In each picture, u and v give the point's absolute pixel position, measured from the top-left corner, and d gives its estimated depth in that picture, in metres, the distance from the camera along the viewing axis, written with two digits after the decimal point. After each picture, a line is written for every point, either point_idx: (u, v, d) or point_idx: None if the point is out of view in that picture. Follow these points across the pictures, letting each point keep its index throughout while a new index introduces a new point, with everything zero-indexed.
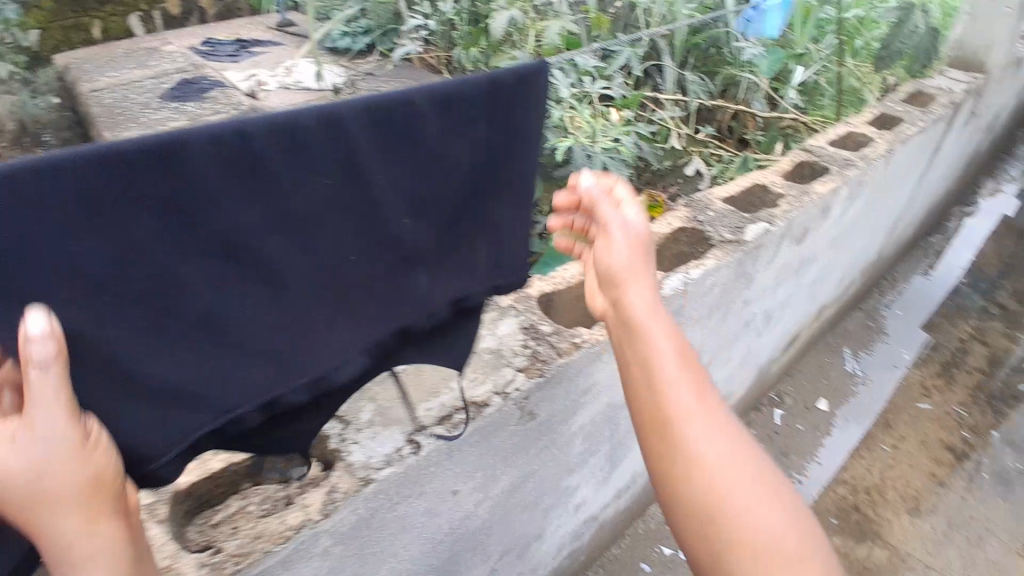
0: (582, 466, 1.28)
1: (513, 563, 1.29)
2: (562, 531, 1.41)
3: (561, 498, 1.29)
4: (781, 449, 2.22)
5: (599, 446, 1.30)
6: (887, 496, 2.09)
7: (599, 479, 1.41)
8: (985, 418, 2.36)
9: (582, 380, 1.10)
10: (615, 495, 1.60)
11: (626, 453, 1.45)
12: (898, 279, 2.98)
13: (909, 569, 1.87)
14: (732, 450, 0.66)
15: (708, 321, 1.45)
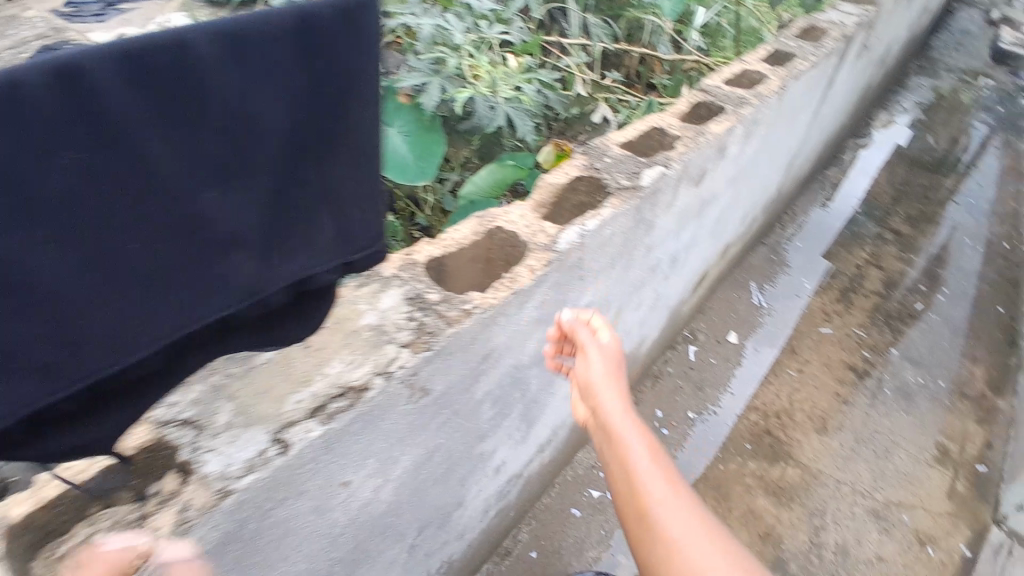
0: (495, 430, 1.24)
1: (433, 542, 1.22)
2: (482, 499, 1.36)
3: (477, 466, 1.23)
4: (698, 383, 2.27)
5: (511, 408, 1.26)
6: (796, 419, 2.20)
7: (515, 440, 1.37)
8: (883, 336, 2.53)
9: (480, 347, 1.00)
10: (539, 449, 1.57)
11: (540, 411, 1.42)
12: (798, 213, 3.11)
13: (820, 484, 2.00)
14: (696, 523, 0.76)
15: (611, 271, 1.39)
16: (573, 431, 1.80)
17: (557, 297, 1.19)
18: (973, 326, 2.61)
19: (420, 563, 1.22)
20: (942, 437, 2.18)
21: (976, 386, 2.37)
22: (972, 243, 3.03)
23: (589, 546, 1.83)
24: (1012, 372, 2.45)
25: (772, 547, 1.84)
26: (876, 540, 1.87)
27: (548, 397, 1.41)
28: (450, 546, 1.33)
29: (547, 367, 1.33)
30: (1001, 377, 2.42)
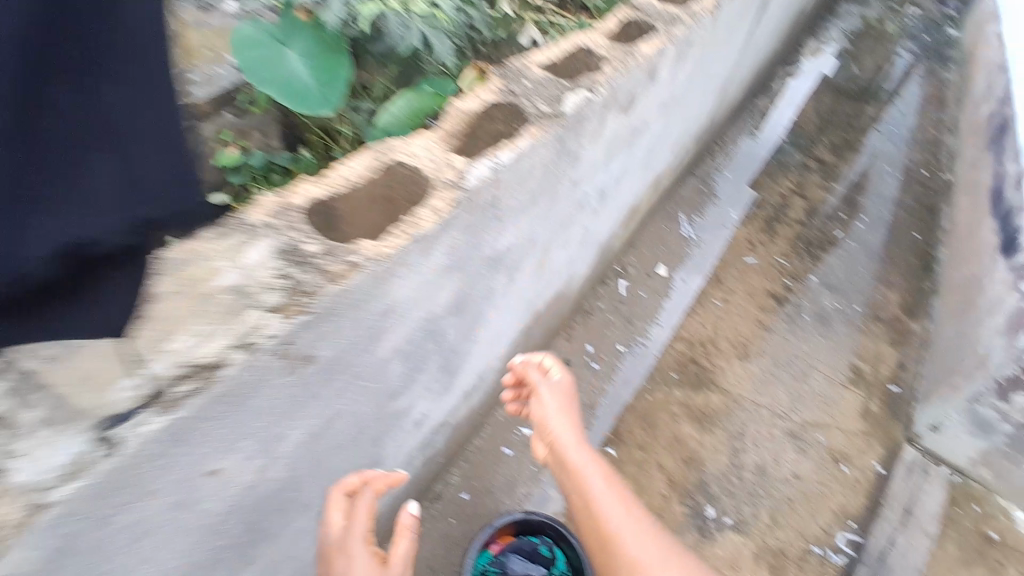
0: (410, 386, 1.16)
1: (351, 500, 1.19)
2: (405, 453, 1.31)
3: (392, 422, 1.17)
4: (628, 317, 2.27)
5: (428, 362, 1.18)
6: (720, 348, 2.26)
7: (438, 393, 1.31)
8: (803, 264, 2.62)
9: (374, 305, 0.89)
10: (466, 396, 1.52)
11: (464, 360, 1.36)
12: (728, 142, 3.08)
13: (740, 408, 2.09)
14: (617, 500, 1.20)
15: (531, 210, 1.28)
16: (502, 372, 1.76)
17: (471, 241, 1.08)
18: (887, 252, 2.73)
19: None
20: (855, 358, 2.33)
21: (890, 310, 2.52)
22: (894, 172, 3.11)
23: (521, 483, 1.83)
24: (923, 297, 2.59)
25: (695, 471, 1.92)
26: (793, 459, 1.99)
27: (471, 346, 1.35)
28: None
29: (466, 316, 1.25)
30: (914, 301, 2.56)
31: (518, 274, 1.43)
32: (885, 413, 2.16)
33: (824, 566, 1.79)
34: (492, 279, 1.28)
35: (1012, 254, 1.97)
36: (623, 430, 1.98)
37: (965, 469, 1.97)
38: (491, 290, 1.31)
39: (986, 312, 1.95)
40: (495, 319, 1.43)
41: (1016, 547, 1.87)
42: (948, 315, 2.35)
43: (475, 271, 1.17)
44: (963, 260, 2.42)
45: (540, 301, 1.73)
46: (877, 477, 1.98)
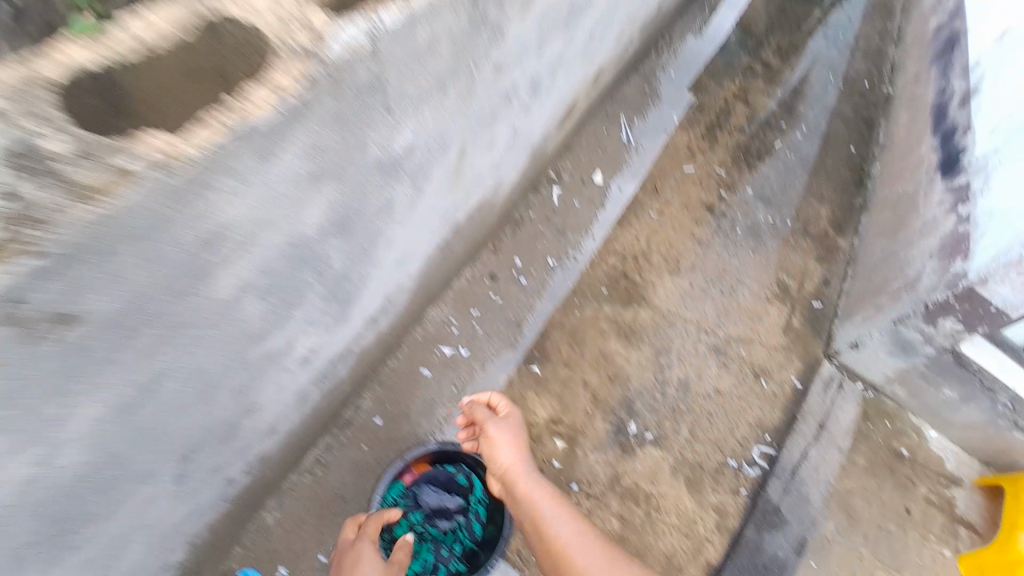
0: (282, 316, 1.01)
1: (220, 442, 1.08)
2: (290, 384, 1.19)
3: (262, 356, 1.03)
4: (560, 228, 2.11)
5: (303, 289, 1.02)
6: (652, 261, 2.16)
7: (325, 320, 1.16)
8: (740, 176, 2.52)
9: (178, 236, 0.70)
10: (369, 320, 1.38)
11: (356, 283, 1.20)
12: (674, 39, 2.84)
13: (669, 325, 2.04)
14: (573, 529, 1.27)
15: (444, 102, 1.09)
16: (417, 292, 1.58)
17: (343, 137, 0.86)
18: (821, 164, 2.68)
19: (207, 462, 1.08)
20: (782, 274, 2.33)
21: (820, 225, 2.51)
22: (836, 76, 2.99)
23: (440, 405, 1.73)
24: (854, 214, 2.58)
25: (620, 387, 1.88)
26: (715, 375, 2.00)
27: (363, 268, 1.19)
28: (254, 434, 1.18)
29: (351, 233, 1.07)
30: (844, 217, 2.55)
31: (428, 183, 1.23)
32: (806, 326, 2.22)
33: (738, 477, 1.84)
34: (385, 192, 1.09)
35: (951, 174, 1.90)
36: (549, 347, 1.89)
37: (878, 386, 2.05)
38: (388, 205, 1.13)
39: (920, 233, 1.95)
40: (398, 236, 1.25)
41: (928, 465, 1.97)
42: (880, 233, 2.34)
43: (354, 181, 0.97)
44: (900, 177, 2.38)
45: (461, 213, 1.54)
46: (793, 391, 2.05)
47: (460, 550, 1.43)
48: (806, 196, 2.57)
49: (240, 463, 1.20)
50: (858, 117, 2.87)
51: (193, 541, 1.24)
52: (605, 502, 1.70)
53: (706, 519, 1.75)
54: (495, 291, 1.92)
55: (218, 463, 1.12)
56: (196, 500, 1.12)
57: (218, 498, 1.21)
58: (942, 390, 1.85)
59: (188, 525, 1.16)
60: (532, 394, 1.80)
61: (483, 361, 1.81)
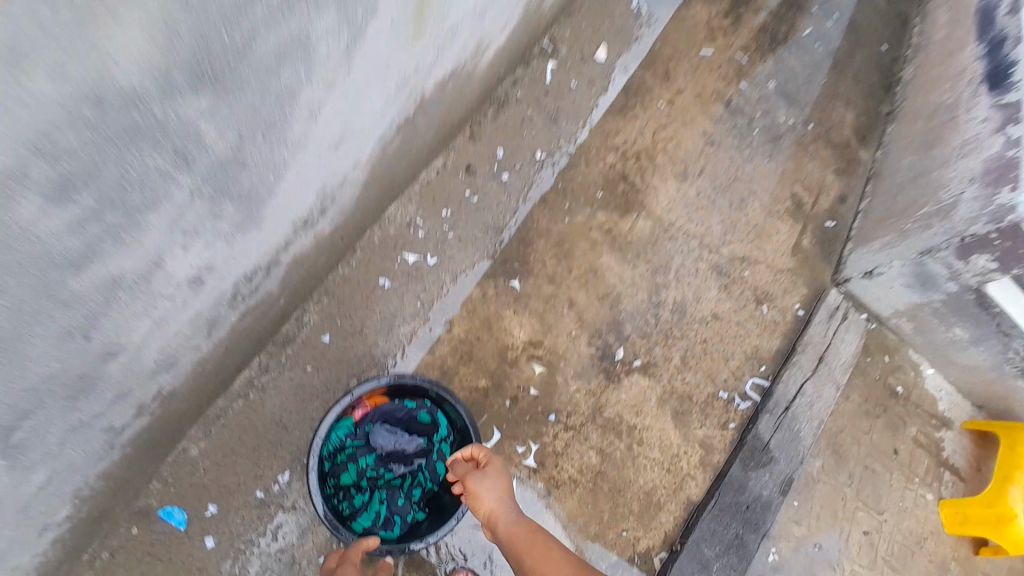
0: (118, 219, 0.70)
1: (67, 399, 0.85)
2: (163, 313, 0.93)
3: (99, 284, 0.75)
4: (552, 115, 1.74)
5: (147, 174, 0.70)
6: (655, 161, 1.83)
7: (207, 219, 0.85)
8: (765, 65, 2.11)
9: None
10: (293, 221, 1.08)
11: (255, 168, 0.87)
12: None
13: (669, 240, 1.77)
14: None
15: None
16: (368, 186, 1.25)
17: None
18: (849, 62, 2.18)
19: (54, 425, 0.86)
20: (797, 187, 2.04)
21: (843, 134, 2.12)
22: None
23: (400, 322, 1.48)
24: (879, 123, 2.15)
25: (608, 309, 1.64)
26: (714, 299, 1.78)
27: (260, 145, 0.85)
28: (133, 376, 0.97)
29: (230, 88, 0.73)
30: (869, 126, 2.14)
31: (372, 21, 0.88)
32: (816, 248, 1.98)
33: (728, 411, 1.70)
34: (280, 25, 0.73)
35: (1000, 90, 1.53)
36: (532, 258, 1.61)
37: (883, 318, 1.89)
38: (296, 41, 0.77)
39: (956, 153, 1.61)
40: (319, 103, 0.90)
41: (920, 404, 1.89)
42: (908, 149, 1.94)
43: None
44: (936, 86, 1.91)
45: (427, 82, 1.17)
46: (795, 320, 1.87)
47: (418, 496, 1.28)
48: (823, 109, 2.13)
49: (111, 415, 0.98)
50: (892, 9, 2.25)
51: (78, 492, 1.05)
52: (583, 434, 1.53)
53: (690, 455, 1.62)
54: (470, 188, 1.60)
55: (73, 423, 0.90)
56: (55, 466, 0.93)
57: (100, 447, 1.02)
58: (952, 329, 1.70)
59: (70, 480, 1.00)
60: (510, 312, 1.55)
61: (452, 273, 1.54)
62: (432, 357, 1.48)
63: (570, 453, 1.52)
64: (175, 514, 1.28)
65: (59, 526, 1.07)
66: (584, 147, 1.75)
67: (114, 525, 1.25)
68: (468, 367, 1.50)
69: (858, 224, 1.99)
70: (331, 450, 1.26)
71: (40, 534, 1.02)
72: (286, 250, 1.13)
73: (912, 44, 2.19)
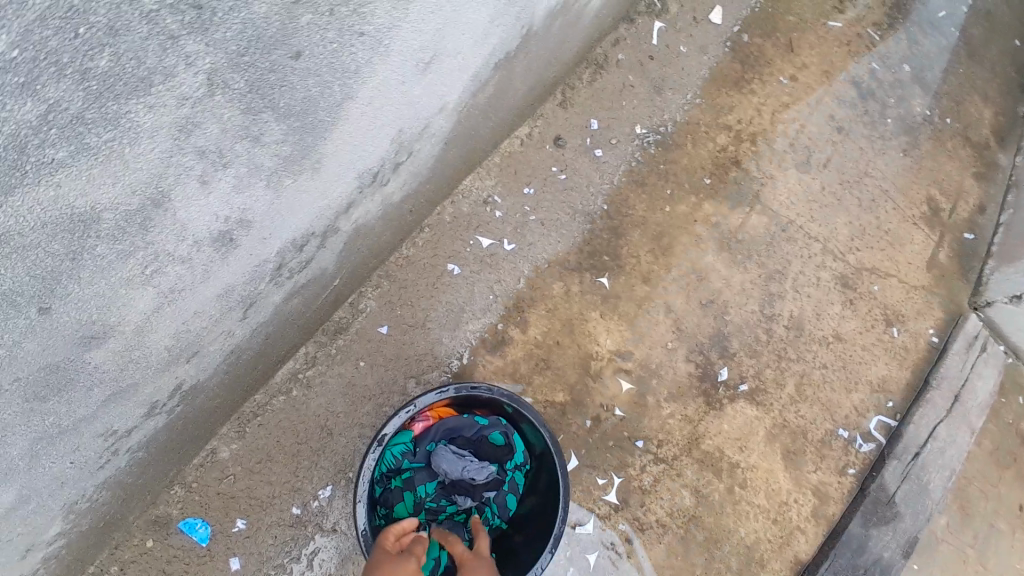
0: (73, 98, 0.49)
1: (28, 399, 0.66)
2: (174, 287, 0.72)
3: (52, 224, 0.54)
4: (657, 83, 1.46)
5: (123, 19, 0.48)
6: (775, 146, 1.53)
7: (239, 139, 0.64)
8: (900, 45, 1.70)
9: None
10: (359, 174, 0.85)
11: (314, 64, 0.65)
12: None
13: (787, 242, 1.47)
14: None
15: None
16: (451, 146, 1.02)
17: None
18: (988, 51, 1.76)
19: (15, 433, 0.68)
20: (934, 189, 1.63)
21: (981, 134, 1.68)
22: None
23: (470, 317, 1.24)
24: (1016, 125, 1.72)
25: (712, 318, 1.36)
26: (838, 316, 1.46)
27: (319, 25, 0.63)
28: (138, 368, 0.78)
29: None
30: (1007, 128, 1.71)
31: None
32: (956, 263, 1.58)
33: (848, 454, 1.39)
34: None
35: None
36: (624, 251, 1.34)
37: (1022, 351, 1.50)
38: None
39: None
40: None
41: None
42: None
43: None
44: None
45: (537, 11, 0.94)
46: (929, 349, 1.51)
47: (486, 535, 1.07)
48: (957, 103, 1.69)
49: (109, 416, 0.79)
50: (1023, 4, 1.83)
51: (73, 506, 0.87)
52: (676, 470, 1.28)
53: (802, 504, 1.33)
54: (557, 163, 1.35)
55: (43, 433, 0.71)
56: (27, 482, 0.74)
57: (98, 454, 0.83)
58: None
59: (56, 496, 0.81)
60: (597, 315, 1.30)
61: (533, 263, 1.29)
62: (503, 362, 1.24)
63: (660, 491, 1.26)
64: (198, 528, 1.08)
65: (49, 545, 0.88)
66: (689, 124, 1.46)
67: (126, 534, 1.05)
68: (545, 378, 1.25)
69: (1002, 240, 1.58)
70: (383, 472, 1.05)
71: (23, 556, 0.84)
72: (348, 215, 0.91)
73: None
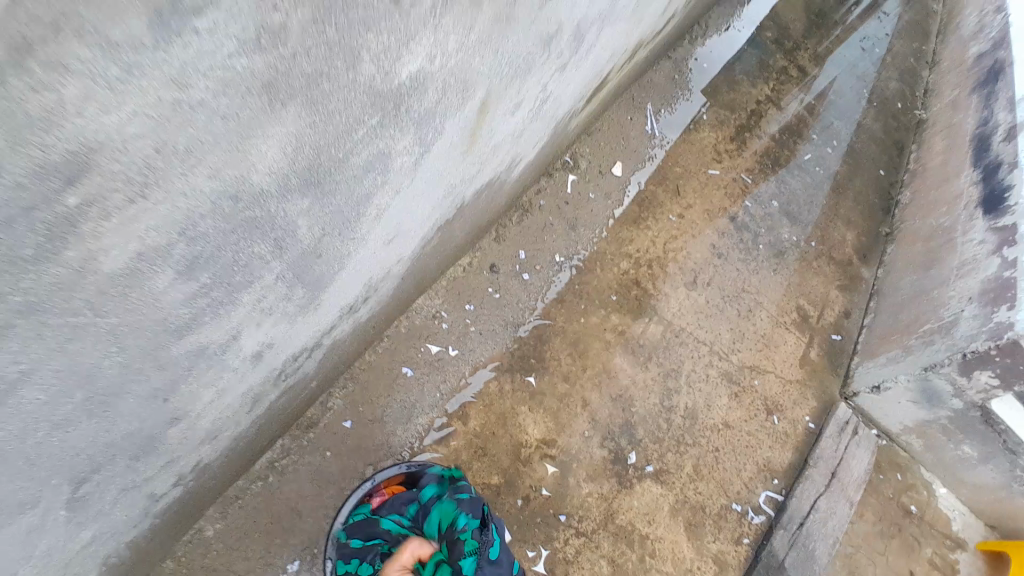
0: (219, 293, 0.66)
1: (131, 457, 0.74)
2: (227, 384, 0.84)
3: (189, 352, 0.68)
4: (571, 222, 1.86)
5: (249, 261, 0.66)
6: (667, 270, 1.92)
7: (283, 301, 0.82)
8: (767, 186, 2.18)
9: (30, 149, 0.37)
10: (345, 310, 1.14)
11: (327, 259, 0.85)
12: (715, 17, 2.44)
13: (680, 345, 1.82)
14: None
15: (464, 32, 0.70)
16: (405, 279, 1.32)
17: (322, 48, 0.52)
18: (850, 187, 2.26)
19: (113, 483, 0.74)
20: (803, 299, 2.04)
21: (843, 253, 2.15)
22: (882, 64, 2.57)
23: (420, 413, 1.49)
24: (879, 241, 2.20)
25: (622, 410, 1.67)
26: (725, 406, 1.79)
27: (336, 241, 0.84)
28: (184, 443, 0.85)
29: (325, 194, 0.71)
30: (869, 245, 2.18)
31: (437, 142, 0.87)
32: (824, 360, 1.96)
33: (742, 524, 1.66)
34: (372, 141, 0.71)
35: (994, 215, 1.72)
36: (549, 355, 1.65)
37: (894, 433, 1.85)
38: (379, 155, 0.75)
39: (955, 272, 1.73)
40: (383, 210, 0.90)
41: (935, 524, 1.79)
42: (908, 270, 1.99)
43: (328, 113, 0.60)
44: (935, 209, 2.04)
45: (467, 192, 1.23)
46: (805, 433, 1.83)
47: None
48: (822, 230, 2.16)
49: (153, 482, 0.85)
50: (891, 136, 2.42)
51: (106, 559, 0.93)
52: (595, 542, 1.53)
53: (704, 571, 1.59)
54: (493, 286, 1.68)
55: (129, 483, 0.78)
56: (99, 525, 0.79)
57: (134, 516, 0.89)
58: (962, 444, 1.67)
59: (100, 550, 0.88)
60: (526, 410, 1.58)
61: (472, 366, 1.58)
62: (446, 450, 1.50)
63: (581, 562, 1.50)
64: None
65: None
66: (599, 254, 1.84)
67: None
68: (482, 464, 1.50)
69: (864, 340, 1.98)
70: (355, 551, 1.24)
71: None
72: (328, 335, 1.15)
73: (909, 170, 2.33)
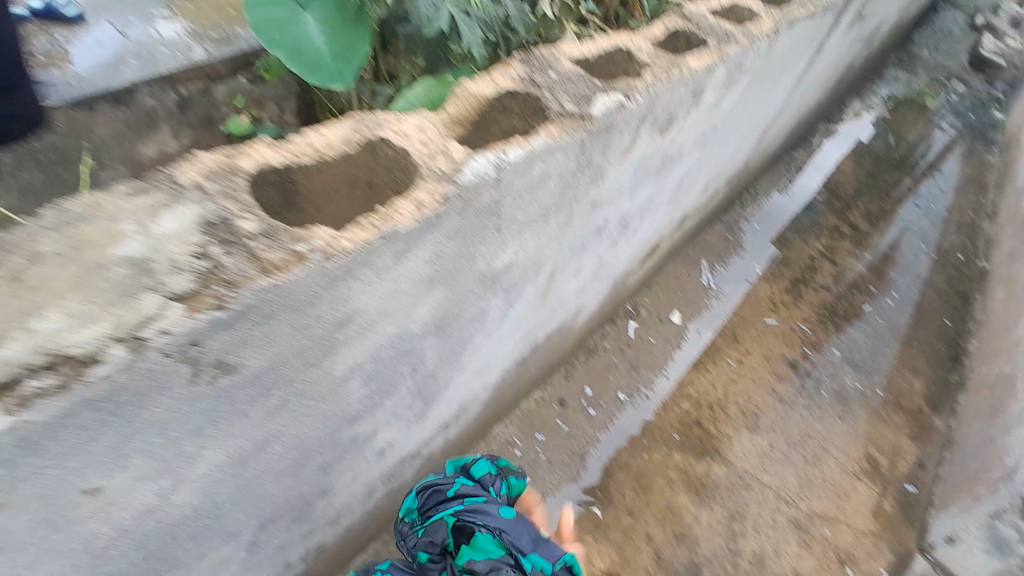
0: (374, 402, 0.95)
1: (291, 519, 0.99)
2: (357, 476, 1.10)
3: (346, 442, 0.96)
4: (633, 362, 2.09)
5: (395, 381, 0.97)
6: (728, 412, 2.04)
7: (405, 415, 1.11)
8: (827, 334, 2.32)
9: (330, 315, 0.70)
10: (440, 427, 1.40)
11: (438, 384, 1.14)
12: (761, 188, 2.78)
13: (745, 487, 1.87)
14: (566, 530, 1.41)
15: (542, 229, 1.03)
16: (487, 404, 1.57)
17: (462, 250, 0.85)
18: (913, 337, 2.34)
19: (275, 539, 0.99)
20: (873, 448, 2.05)
21: (913, 401, 2.17)
22: (941, 222, 2.75)
23: None
24: (950, 391, 2.21)
25: (685, 549, 1.72)
26: (795, 554, 1.77)
27: (445, 372, 1.14)
28: (320, 520, 1.10)
29: (445, 337, 1.02)
30: (940, 395, 2.19)
31: (516, 302, 1.18)
32: (900, 512, 1.91)
33: None
34: (479, 302, 1.03)
35: None
36: (612, 488, 1.79)
37: None
38: (480, 315, 1.07)
39: (1017, 418, 1.71)
40: (478, 348, 1.20)
41: None
42: (976, 418, 1.98)
43: (458, 289, 0.93)
44: (996, 359, 2.06)
45: (539, 335, 1.51)
46: None
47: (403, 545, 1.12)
48: (888, 378, 2.22)
49: (292, 551, 1.09)
50: (954, 288, 2.51)
51: None
52: None
53: None
54: (563, 418, 1.89)
55: (282, 544, 1.03)
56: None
57: None
58: None
59: None
60: (590, 539, 1.68)
61: (541, 491, 1.74)
62: None
63: None
64: None
65: None
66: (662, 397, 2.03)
67: None
68: None
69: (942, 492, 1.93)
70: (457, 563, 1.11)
71: None
72: (426, 447, 1.40)
73: (975, 320, 2.39)
